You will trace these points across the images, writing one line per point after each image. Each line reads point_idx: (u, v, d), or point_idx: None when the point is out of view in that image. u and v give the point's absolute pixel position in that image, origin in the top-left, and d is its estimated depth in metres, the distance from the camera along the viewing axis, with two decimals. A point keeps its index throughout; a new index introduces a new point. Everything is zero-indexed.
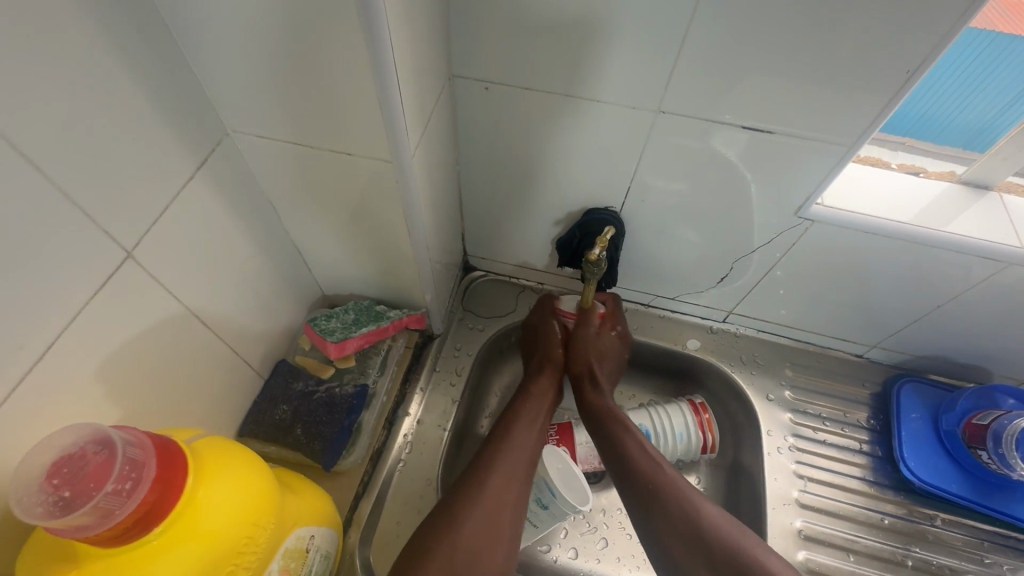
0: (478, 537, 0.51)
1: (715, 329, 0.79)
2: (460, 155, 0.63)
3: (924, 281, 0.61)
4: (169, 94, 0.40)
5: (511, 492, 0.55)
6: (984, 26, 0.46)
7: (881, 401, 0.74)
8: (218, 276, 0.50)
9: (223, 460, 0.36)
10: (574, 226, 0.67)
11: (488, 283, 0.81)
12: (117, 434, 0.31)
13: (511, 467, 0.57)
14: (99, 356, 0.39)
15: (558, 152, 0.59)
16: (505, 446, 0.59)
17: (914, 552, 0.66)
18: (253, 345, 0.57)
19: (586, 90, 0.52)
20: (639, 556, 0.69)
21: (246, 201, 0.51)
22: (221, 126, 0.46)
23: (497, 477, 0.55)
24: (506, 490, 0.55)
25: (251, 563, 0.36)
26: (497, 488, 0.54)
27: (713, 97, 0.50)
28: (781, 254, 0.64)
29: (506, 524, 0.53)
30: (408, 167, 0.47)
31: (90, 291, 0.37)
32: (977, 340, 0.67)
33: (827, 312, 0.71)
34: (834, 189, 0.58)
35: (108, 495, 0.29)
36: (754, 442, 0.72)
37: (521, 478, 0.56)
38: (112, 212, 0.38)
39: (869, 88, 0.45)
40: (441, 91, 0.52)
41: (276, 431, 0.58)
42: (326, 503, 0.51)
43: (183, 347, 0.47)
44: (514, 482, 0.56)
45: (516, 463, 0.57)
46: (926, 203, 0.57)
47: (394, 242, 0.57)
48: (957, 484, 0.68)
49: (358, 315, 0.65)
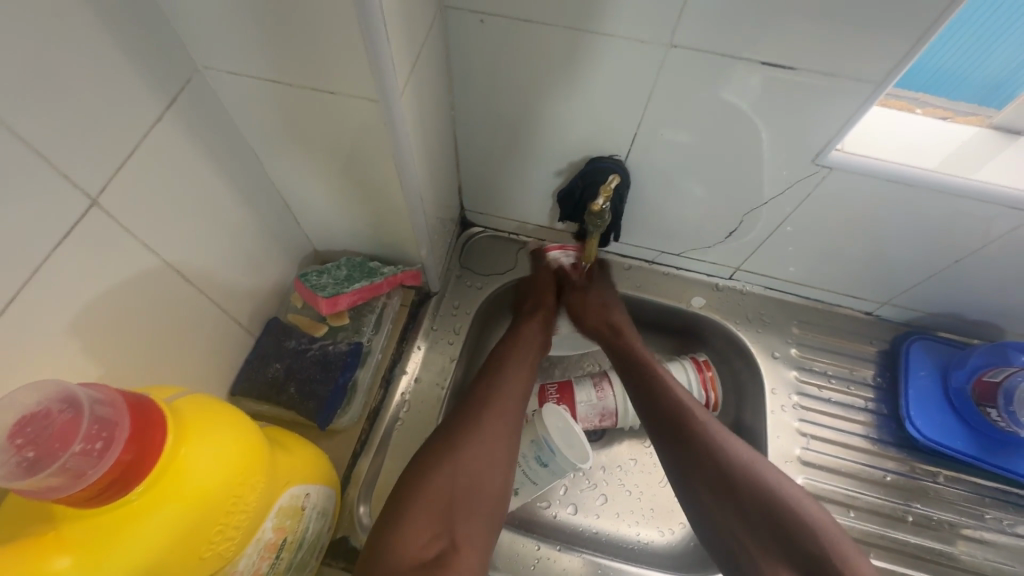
0: (473, 479, 0.54)
1: (721, 286, 0.76)
2: (454, 99, 0.59)
3: (942, 236, 0.58)
4: (127, 22, 0.36)
5: (505, 432, 0.57)
6: None
7: (888, 358, 0.73)
8: (199, 228, 0.47)
9: (206, 418, 0.34)
10: (577, 177, 0.64)
11: (486, 240, 0.78)
12: (83, 392, 0.29)
13: (503, 409, 0.59)
14: (71, 311, 0.37)
15: (560, 94, 0.55)
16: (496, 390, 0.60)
17: (915, 508, 0.66)
18: (240, 302, 0.55)
19: (591, 23, 0.47)
20: (638, 512, 0.69)
21: (225, 147, 0.48)
22: (190, 62, 0.42)
23: (490, 423, 0.57)
24: (499, 435, 0.57)
25: (242, 522, 0.35)
26: (490, 434, 0.56)
27: (735, 30, 0.45)
28: (794, 207, 0.61)
29: (500, 462, 0.55)
30: (397, 109, 0.43)
31: (53, 242, 0.34)
32: (994, 297, 0.64)
33: (839, 269, 0.68)
34: (855, 135, 0.54)
35: (76, 455, 0.28)
36: (758, 401, 0.71)
37: (513, 422, 0.58)
38: (71, 154, 0.34)
39: (905, 22, 0.41)
40: (431, 24, 0.47)
41: (269, 390, 0.56)
42: (322, 461, 0.51)
43: (163, 303, 0.44)
44: (506, 427, 0.57)
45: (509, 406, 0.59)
46: (953, 150, 0.54)
47: (384, 194, 0.53)
48: (961, 441, 0.67)
49: (351, 271, 0.62)
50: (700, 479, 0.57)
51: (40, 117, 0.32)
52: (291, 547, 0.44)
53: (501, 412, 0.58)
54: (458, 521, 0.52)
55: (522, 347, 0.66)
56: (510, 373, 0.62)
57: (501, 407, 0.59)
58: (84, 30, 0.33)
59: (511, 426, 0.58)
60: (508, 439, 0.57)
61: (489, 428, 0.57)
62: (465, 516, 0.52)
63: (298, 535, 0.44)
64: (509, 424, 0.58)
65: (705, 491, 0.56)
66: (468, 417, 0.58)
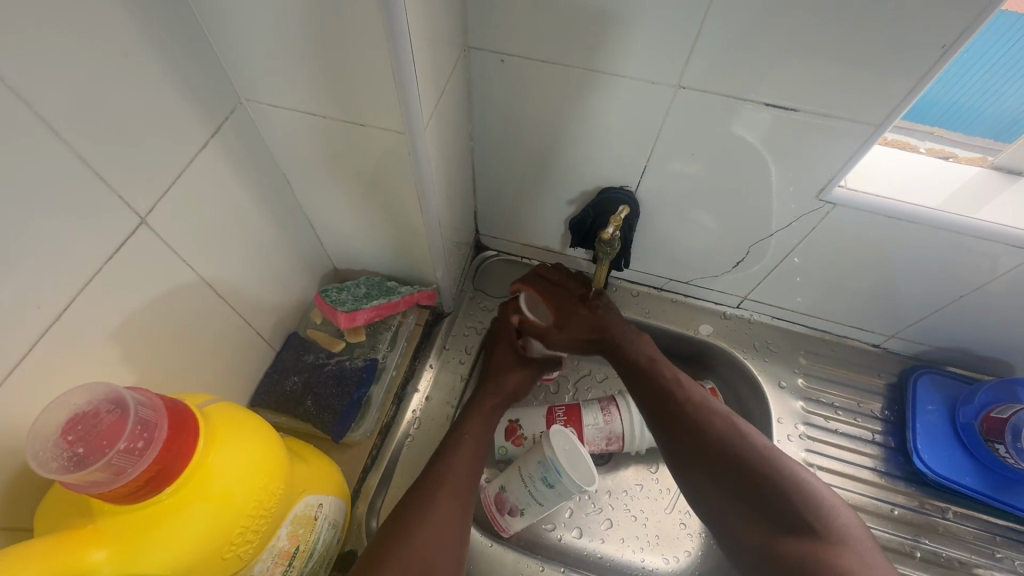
0: (428, 553, 0.48)
1: (729, 315, 0.78)
2: (474, 130, 0.62)
3: (947, 271, 0.59)
4: (184, 60, 0.40)
5: (457, 507, 0.52)
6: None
7: (896, 391, 0.73)
8: (233, 246, 0.50)
9: (233, 424, 0.36)
10: (588, 206, 0.66)
11: (499, 263, 0.81)
12: (129, 394, 0.32)
13: (458, 484, 0.54)
14: (116, 319, 0.40)
15: (573, 129, 0.58)
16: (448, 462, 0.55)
17: (924, 544, 0.65)
18: (265, 316, 0.58)
19: (605, 64, 0.50)
20: (643, 538, 0.69)
21: (260, 171, 0.51)
22: (235, 95, 0.46)
23: (441, 502, 0.52)
24: (455, 511, 0.52)
25: (261, 526, 0.37)
26: (439, 514, 0.51)
27: (739, 72, 0.48)
28: (799, 239, 0.62)
29: (451, 541, 0.50)
30: (420, 140, 0.46)
31: (107, 256, 0.38)
32: (1000, 333, 0.65)
33: (845, 300, 0.69)
34: (858, 173, 0.56)
35: (120, 453, 0.30)
36: (765, 429, 0.72)
37: (464, 498, 0.53)
38: (128, 177, 0.38)
39: (899, 70, 0.43)
40: (456, 63, 0.51)
41: (287, 403, 0.58)
42: (335, 473, 0.52)
43: (196, 314, 0.47)
44: (456, 506, 0.52)
45: (461, 480, 0.54)
46: (954, 189, 0.55)
47: (404, 217, 0.56)
48: (971, 477, 0.66)
49: (370, 290, 0.65)
50: (683, 437, 0.54)
51: (103, 143, 0.35)
52: (303, 556, 0.45)
53: (455, 489, 0.53)
54: None
55: (477, 416, 0.62)
56: (457, 448, 0.57)
57: (449, 483, 0.53)
58: (144, 66, 0.37)
59: (462, 505, 0.53)
60: (462, 515, 0.52)
61: (438, 505, 0.51)
62: None
63: (310, 545, 0.46)
64: (461, 502, 0.53)
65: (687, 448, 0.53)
66: (417, 497, 0.52)
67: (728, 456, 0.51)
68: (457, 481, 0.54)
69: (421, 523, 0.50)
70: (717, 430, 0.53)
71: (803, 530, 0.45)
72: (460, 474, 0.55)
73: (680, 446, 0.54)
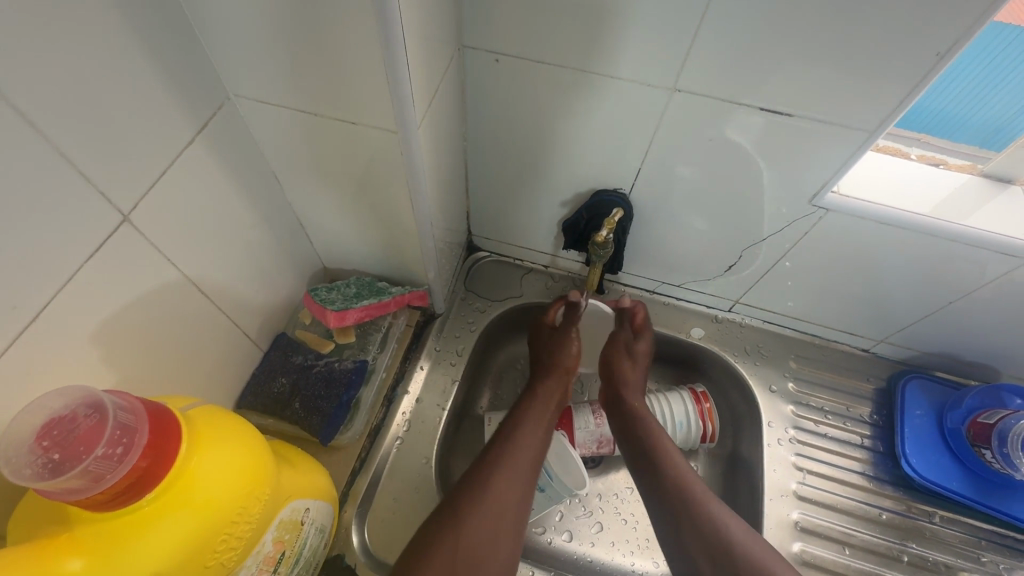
0: (478, 548, 0.45)
1: (720, 319, 0.78)
2: (467, 129, 0.61)
3: (935, 277, 0.60)
4: (170, 54, 0.39)
5: (518, 493, 0.50)
6: (1010, 19, 0.44)
7: (885, 396, 0.73)
8: (219, 245, 0.49)
9: (218, 429, 0.35)
10: (582, 209, 0.66)
11: (492, 265, 0.80)
12: (108, 398, 0.31)
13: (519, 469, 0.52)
14: (96, 320, 0.38)
15: (567, 129, 0.57)
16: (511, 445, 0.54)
17: (911, 548, 0.66)
18: (253, 317, 0.57)
19: (602, 66, 0.50)
20: (634, 542, 0.69)
21: (248, 168, 0.50)
22: (223, 90, 0.45)
23: (500, 488, 0.50)
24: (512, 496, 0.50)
25: (245, 533, 0.36)
26: (497, 506, 0.48)
27: (735, 75, 0.47)
28: (790, 244, 0.63)
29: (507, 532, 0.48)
30: (414, 140, 0.45)
31: (88, 254, 0.37)
32: (987, 338, 0.65)
33: (835, 305, 0.70)
34: (849, 179, 0.56)
35: (98, 459, 0.29)
36: (755, 433, 0.72)
37: (523, 488, 0.51)
38: (110, 174, 0.37)
39: (893, 78, 0.44)
40: (450, 62, 0.50)
41: (274, 404, 0.57)
42: (322, 477, 0.51)
43: (180, 314, 0.46)
44: (515, 495, 0.50)
45: (525, 464, 0.52)
46: (944, 195, 0.56)
47: (397, 218, 0.56)
48: (957, 482, 0.67)
49: (360, 290, 0.64)
50: (683, 528, 0.51)
51: (85, 139, 0.34)
52: (288, 561, 0.44)
53: (514, 471, 0.51)
54: None
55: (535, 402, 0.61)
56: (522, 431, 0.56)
57: (510, 470, 0.51)
58: (128, 59, 0.36)
59: (523, 489, 0.51)
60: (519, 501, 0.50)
61: (498, 493, 0.49)
62: None
63: (296, 550, 0.45)
64: (520, 487, 0.51)
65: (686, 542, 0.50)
66: (475, 485, 0.50)
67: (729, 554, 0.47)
68: (522, 472, 0.52)
69: (479, 512, 0.48)
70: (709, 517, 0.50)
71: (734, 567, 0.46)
72: (525, 463, 0.53)
73: (678, 533, 0.51)
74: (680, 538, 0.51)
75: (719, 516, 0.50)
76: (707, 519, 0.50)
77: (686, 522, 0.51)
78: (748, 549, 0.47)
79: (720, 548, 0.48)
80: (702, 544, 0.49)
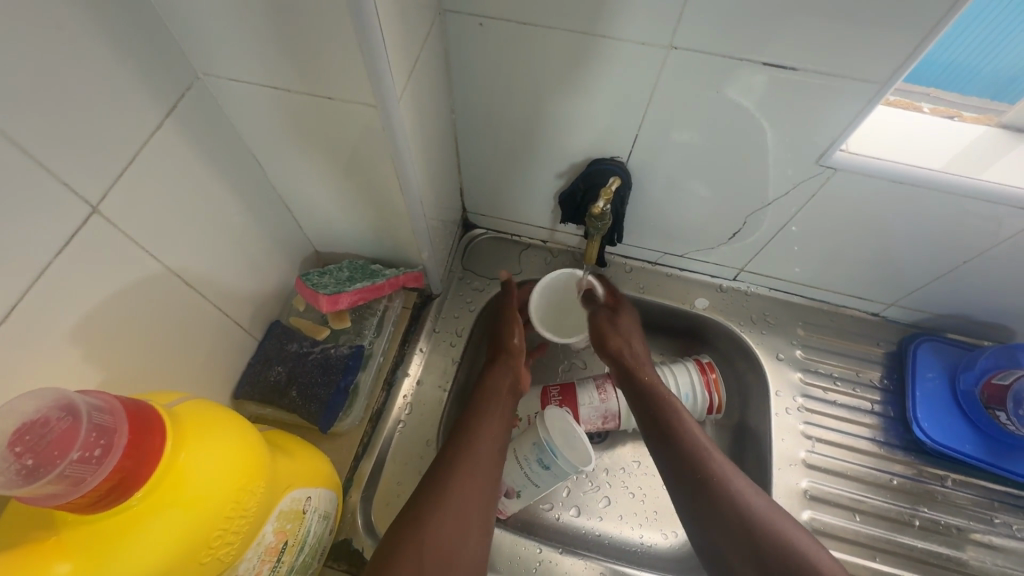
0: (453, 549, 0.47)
1: (725, 288, 0.76)
2: (455, 100, 0.58)
3: (949, 237, 0.57)
4: (129, 32, 0.36)
5: (478, 494, 0.51)
6: None
7: (895, 360, 0.72)
8: (202, 234, 0.47)
9: (206, 424, 0.34)
10: (578, 179, 0.64)
11: (489, 242, 0.78)
12: (82, 399, 0.30)
13: (477, 471, 0.53)
14: (74, 317, 0.37)
15: (559, 96, 0.54)
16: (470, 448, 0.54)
17: (922, 512, 0.65)
18: (243, 306, 0.56)
19: (593, 25, 0.47)
20: (642, 514, 0.69)
21: (225, 152, 0.48)
22: (191, 69, 0.42)
23: (461, 491, 0.51)
24: (474, 499, 0.51)
25: (241, 527, 0.35)
26: (462, 505, 0.50)
27: (736, 29, 0.44)
28: (797, 208, 0.60)
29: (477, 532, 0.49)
30: (395, 115, 0.43)
31: (58, 247, 0.35)
32: (1001, 299, 0.63)
33: (845, 269, 0.67)
34: (860, 135, 0.53)
35: (75, 463, 0.28)
36: (762, 403, 0.71)
37: (487, 487, 0.52)
38: (75, 164, 0.35)
39: (907, 25, 0.40)
40: (430, 29, 0.47)
41: (271, 393, 0.56)
42: (324, 464, 0.51)
43: (165, 307, 0.45)
44: (479, 499, 0.51)
45: (482, 466, 0.53)
46: (961, 149, 0.53)
47: (386, 198, 0.54)
48: (970, 444, 0.66)
49: (353, 273, 0.62)
50: (702, 505, 0.51)
51: (42, 127, 0.32)
52: (292, 550, 0.44)
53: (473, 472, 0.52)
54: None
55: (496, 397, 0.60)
56: (482, 430, 0.56)
57: (470, 471, 0.52)
58: (83, 42, 0.33)
59: (486, 490, 0.52)
60: (481, 502, 0.51)
61: (464, 496, 0.50)
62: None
63: (300, 538, 0.45)
64: (484, 488, 0.52)
65: (707, 519, 0.51)
66: (438, 488, 0.51)
67: (763, 546, 0.48)
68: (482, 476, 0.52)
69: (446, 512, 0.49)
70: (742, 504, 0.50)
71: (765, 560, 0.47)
72: (486, 468, 0.53)
73: (699, 511, 0.52)
74: (702, 516, 0.51)
75: (744, 496, 0.51)
76: (726, 493, 0.51)
77: (704, 497, 0.51)
78: (770, 521, 0.49)
79: (740, 522, 0.49)
80: (726, 520, 0.50)
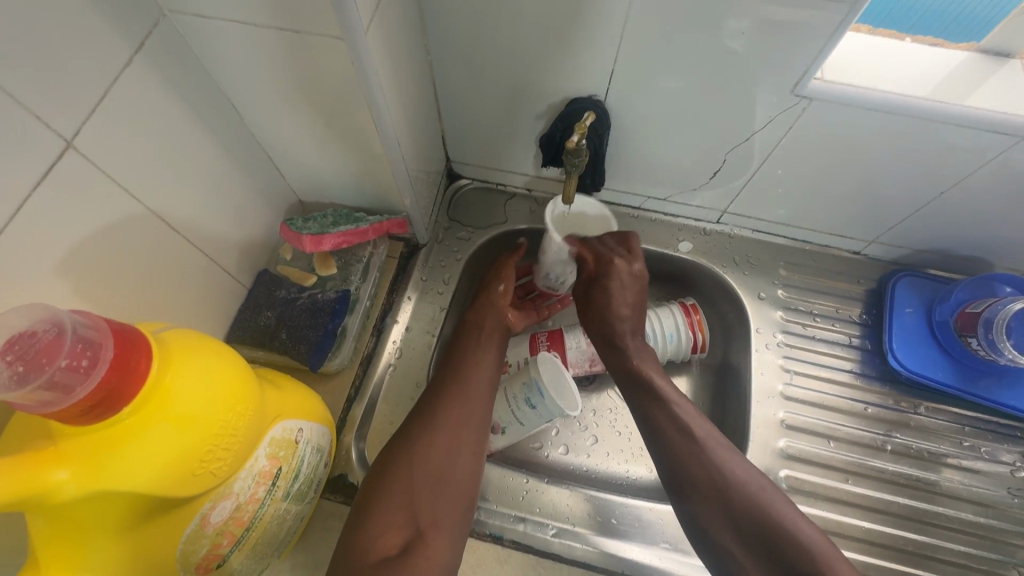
0: (441, 472, 0.52)
1: (709, 231, 0.77)
2: (430, 41, 0.57)
3: (926, 167, 0.57)
4: None
5: (466, 423, 0.55)
6: None
7: (875, 295, 0.73)
8: (181, 178, 0.48)
9: (192, 350, 0.36)
10: (556, 119, 0.63)
11: (473, 192, 0.78)
12: (68, 316, 0.31)
13: (467, 399, 0.57)
14: (59, 250, 0.39)
15: (533, 32, 0.54)
16: (462, 380, 0.58)
17: (895, 438, 0.67)
18: (229, 252, 0.57)
19: None
20: (628, 451, 0.72)
21: (198, 95, 0.48)
22: (156, 6, 0.42)
23: (449, 421, 0.55)
24: (463, 424, 0.55)
25: (231, 446, 0.38)
26: (450, 436, 0.54)
27: None
28: (773, 145, 0.60)
29: (460, 483, 0.53)
30: (362, 47, 0.42)
31: (36, 179, 0.36)
32: (979, 229, 0.64)
33: (824, 208, 0.68)
34: (835, 62, 0.52)
35: (63, 370, 0.30)
36: (743, 340, 0.73)
37: (478, 413, 0.56)
38: (46, 96, 0.35)
39: None
40: None
41: (262, 336, 0.59)
42: (316, 402, 0.53)
43: (148, 248, 0.46)
44: (470, 429, 0.55)
45: (474, 394, 0.57)
46: (942, 76, 0.52)
47: (363, 142, 0.54)
48: (943, 372, 0.68)
49: (337, 219, 0.63)
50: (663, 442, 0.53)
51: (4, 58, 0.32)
52: (287, 476, 0.46)
53: (464, 400, 0.57)
54: (422, 505, 0.51)
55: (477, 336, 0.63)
56: (471, 369, 0.59)
57: (461, 404, 0.56)
58: None
59: (477, 420, 0.56)
60: (471, 429, 0.55)
61: (449, 427, 0.54)
62: (431, 506, 0.51)
63: (293, 467, 0.47)
64: (473, 419, 0.56)
65: (673, 451, 0.53)
66: (427, 421, 0.55)
67: (733, 495, 0.49)
68: (457, 478, 0.53)
69: (421, 468, 0.52)
70: (700, 436, 0.53)
71: (731, 494, 0.49)
72: (477, 402, 0.57)
73: (661, 447, 0.54)
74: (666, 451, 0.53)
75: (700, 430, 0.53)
76: (682, 428, 0.53)
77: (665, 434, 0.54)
78: (717, 457, 0.51)
79: (704, 463, 0.51)
80: (690, 462, 0.52)
